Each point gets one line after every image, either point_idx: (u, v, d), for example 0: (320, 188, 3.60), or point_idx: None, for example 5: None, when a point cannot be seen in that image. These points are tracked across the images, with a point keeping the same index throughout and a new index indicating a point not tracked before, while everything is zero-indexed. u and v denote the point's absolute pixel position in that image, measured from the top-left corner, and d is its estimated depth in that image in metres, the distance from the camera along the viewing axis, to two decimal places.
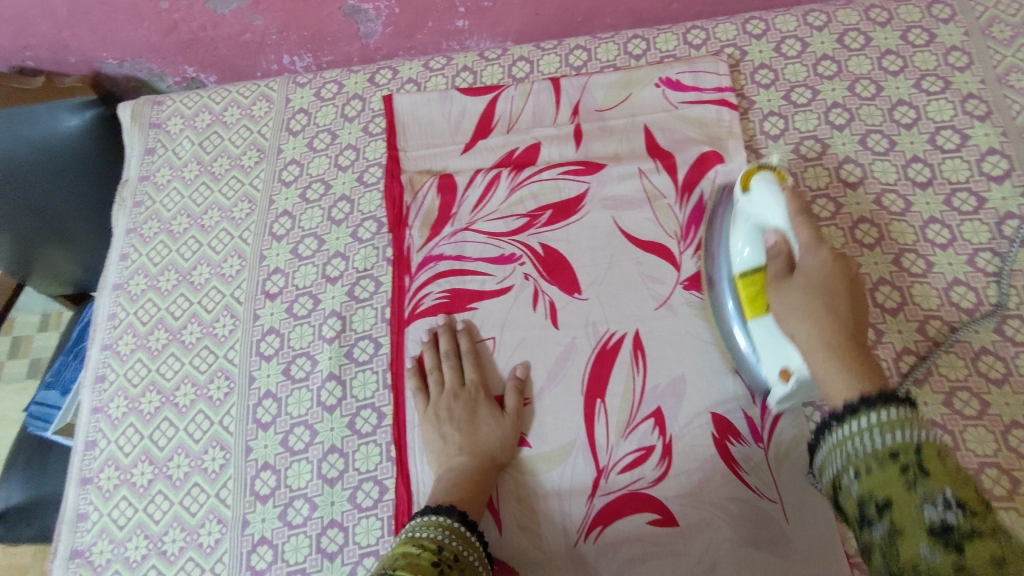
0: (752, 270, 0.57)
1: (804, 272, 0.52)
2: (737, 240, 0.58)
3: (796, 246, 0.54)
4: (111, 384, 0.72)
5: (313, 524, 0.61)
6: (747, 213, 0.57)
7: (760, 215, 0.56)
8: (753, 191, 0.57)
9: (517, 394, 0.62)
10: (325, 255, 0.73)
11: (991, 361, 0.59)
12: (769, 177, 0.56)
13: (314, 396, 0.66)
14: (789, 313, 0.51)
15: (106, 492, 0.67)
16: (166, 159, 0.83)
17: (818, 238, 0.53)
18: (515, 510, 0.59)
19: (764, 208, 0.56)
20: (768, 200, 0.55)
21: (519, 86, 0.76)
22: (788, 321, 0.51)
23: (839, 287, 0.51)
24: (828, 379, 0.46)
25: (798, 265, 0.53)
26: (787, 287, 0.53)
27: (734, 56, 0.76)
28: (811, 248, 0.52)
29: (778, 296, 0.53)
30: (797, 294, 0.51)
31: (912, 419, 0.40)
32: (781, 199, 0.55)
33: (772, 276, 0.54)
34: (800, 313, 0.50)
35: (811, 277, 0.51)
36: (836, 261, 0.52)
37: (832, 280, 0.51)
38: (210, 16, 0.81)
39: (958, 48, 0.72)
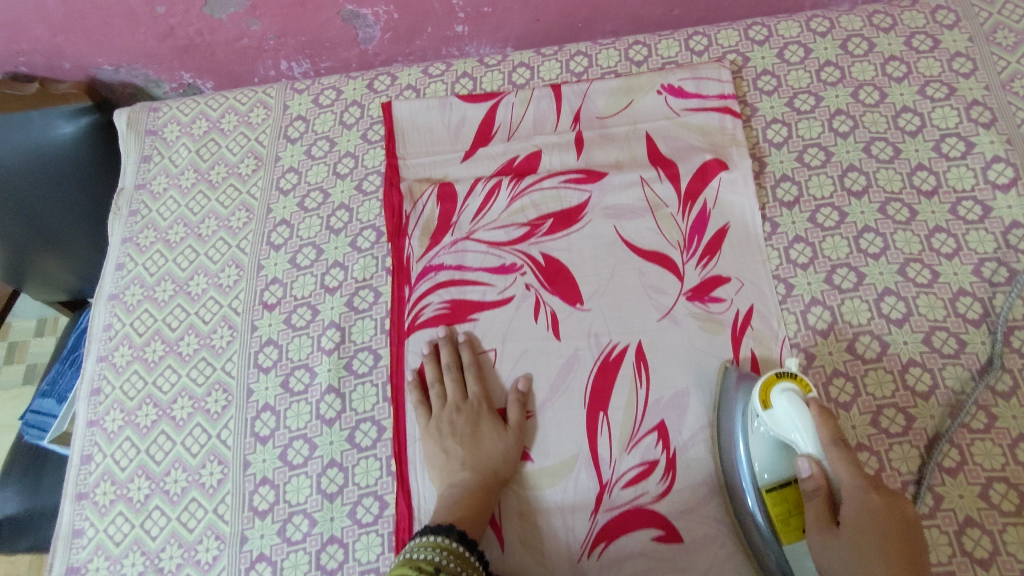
0: (778, 485, 0.52)
1: (851, 523, 0.45)
2: (757, 457, 0.53)
3: (834, 481, 0.48)
4: (107, 396, 0.71)
5: (312, 541, 0.60)
6: (768, 429, 0.51)
7: (783, 434, 0.50)
8: (775, 406, 0.51)
9: (519, 408, 0.61)
10: (324, 265, 0.72)
11: (998, 372, 0.58)
12: (789, 391, 0.50)
13: (313, 409, 0.65)
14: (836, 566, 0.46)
15: (102, 507, 0.66)
16: (162, 167, 0.82)
17: (861, 477, 0.46)
18: (517, 525, 0.58)
19: (789, 429, 0.50)
20: (792, 423, 0.50)
21: (519, 93, 0.75)
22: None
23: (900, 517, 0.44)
24: None
25: (840, 512, 0.46)
26: (833, 541, 0.46)
27: (736, 62, 0.75)
28: (857, 497, 0.46)
29: (817, 555, 0.47)
30: (838, 552, 0.45)
31: None
32: (809, 423, 0.49)
33: (811, 519, 0.48)
34: None
35: (861, 534, 0.44)
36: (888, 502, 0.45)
37: (886, 530, 0.44)
38: (207, 21, 0.80)
39: (963, 54, 0.71)
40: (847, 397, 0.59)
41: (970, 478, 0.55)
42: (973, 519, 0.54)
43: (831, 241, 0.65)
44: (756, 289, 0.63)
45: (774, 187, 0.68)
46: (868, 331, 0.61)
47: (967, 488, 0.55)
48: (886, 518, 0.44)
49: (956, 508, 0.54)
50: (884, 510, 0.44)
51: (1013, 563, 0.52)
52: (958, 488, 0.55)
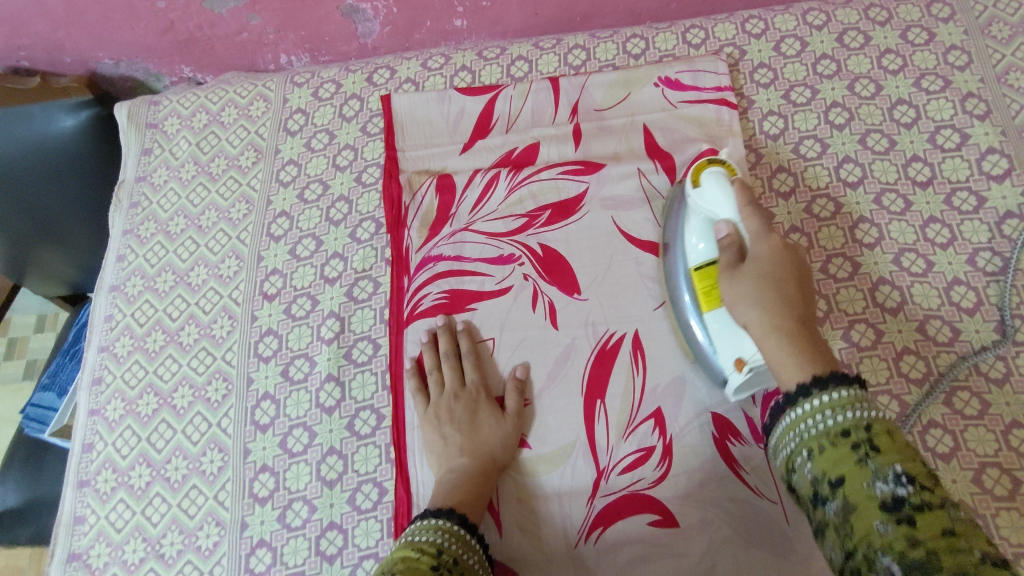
0: (705, 264, 0.57)
1: (755, 257, 0.54)
2: (691, 236, 0.59)
3: (747, 238, 0.55)
4: (109, 385, 0.71)
5: (312, 527, 0.61)
6: (699, 208, 0.59)
7: (711, 210, 0.58)
8: (703, 185, 0.58)
9: (517, 394, 0.62)
10: (323, 255, 0.72)
11: (992, 360, 0.59)
12: (718, 172, 0.58)
13: (313, 398, 0.66)
14: (747, 300, 0.52)
15: (103, 495, 0.66)
16: (163, 159, 0.82)
17: (768, 227, 0.55)
18: (515, 511, 0.59)
19: (714, 202, 0.57)
20: (718, 194, 0.57)
21: (518, 86, 0.76)
22: (741, 308, 0.53)
23: (792, 271, 0.53)
24: (783, 368, 0.49)
25: (749, 254, 0.55)
26: (739, 276, 0.54)
27: (733, 55, 0.76)
28: (763, 238, 0.55)
29: (732, 285, 0.54)
30: (748, 282, 0.53)
31: (859, 399, 0.44)
32: (730, 193, 0.57)
33: (725, 265, 0.55)
34: (751, 300, 0.52)
35: (763, 264, 0.53)
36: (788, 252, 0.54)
37: (780, 263, 0.53)
38: (207, 15, 0.80)
39: (958, 47, 0.72)
40: None
41: (964, 464, 0.56)
42: (966, 503, 0.54)
43: (826, 231, 0.66)
44: None
45: (770, 179, 0.69)
46: (862, 319, 0.62)
47: (961, 473, 0.55)
48: (783, 260, 0.54)
49: (950, 493, 0.55)
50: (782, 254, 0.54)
51: (1006, 547, 0.53)
52: (952, 474, 0.56)
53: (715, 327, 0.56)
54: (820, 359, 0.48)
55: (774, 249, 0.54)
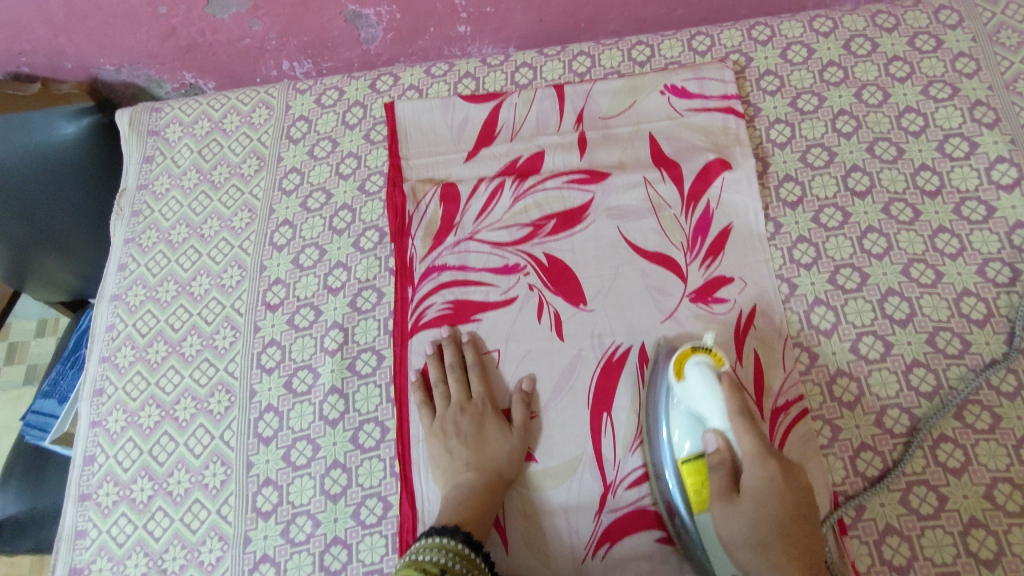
0: (694, 458, 0.53)
1: (750, 490, 0.49)
2: (675, 430, 0.55)
3: (738, 452, 0.51)
4: (110, 397, 0.71)
5: (316, 541, 0.60)
6: (684, 403, 0.54)
7: (699, 408, 0.53)
8: (688, 379, 0.54)
9: (523, 407, 0.61)
10: (326, 265, 0.72)
11: (1003, 373, 0.58)
12: (704, 362, 0.54)
13: (316, 410, 0.65)
14: (745, 542, 0.49)
15: (105, 508, 0.66)
16: (164, 167, 0.82)
17: (763, 447, 0.50)
18: (521, 526, 0.58)
19: (702, 400, 0.53)
20: (706, 391, 0.52)
21: (522, 93, 0.75)
22: (751, 556, 0.48)
23: (790, 495, 0.49)
24: None
25: (743, 480, 0.50)
26: (736, 510, 0.50)
27: (740, 62, 0.75)
28: (757, 458, 0.49)
29: (730, 521, 0.50)
30: (744, 523, 0.49)
31: None
32: (720, 395, 0.52)
33: (716, 491, 0.51)
34: (756, 550, 0.48)
35: (759, 496, 0.49)
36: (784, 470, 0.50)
37: (779, 499, 0.49)
38: (209, 21, 0.80)
39: (966, 54, 0.71)
40: (851, 396, 0.59)
41: (975, 479, 0.55)
42: (978, 519, 0.54)
43: (834, 241, 0.65)
44: (759, 289, 0.63)
45: (777, 187, 0.68)
46: (871, 331, 0.61)
47: (972, 488, 0.55)
48: (778, 485, 0.49)
49: (961, 509, 0.54)
50: (779, 482, 0.49)
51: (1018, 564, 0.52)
52: (963, 489, 0.55)
53: (705, 534, 0.52)
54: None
55: (771, 480, 0.49)
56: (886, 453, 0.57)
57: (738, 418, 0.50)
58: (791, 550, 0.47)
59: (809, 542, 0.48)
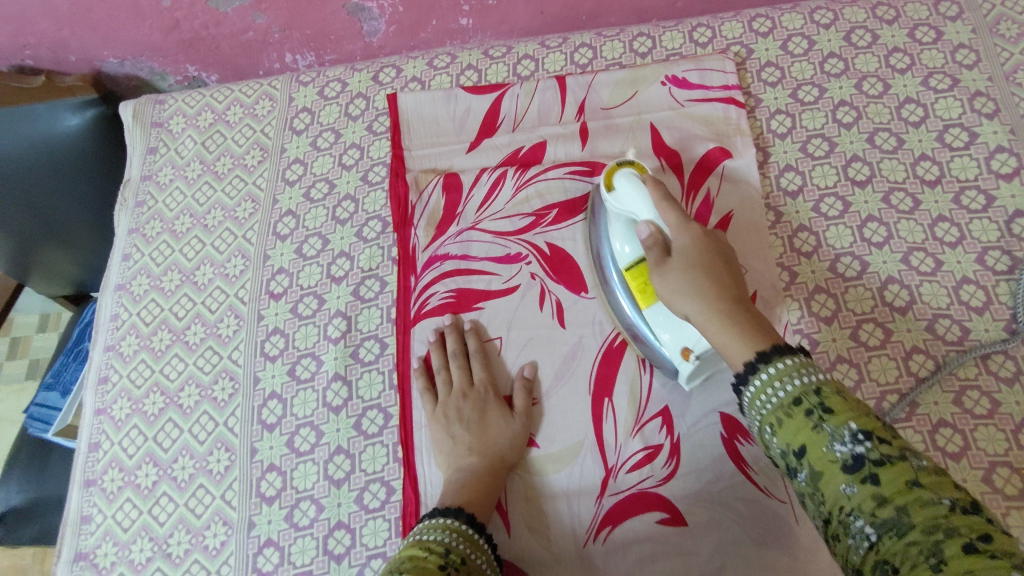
0: (635, 262, 0.58)
1: (679, 249, 0.52)
2: (616, 239, 0.59)
3: (666, 230, 0.54)
4: (115, 385, 0.71)
5: (319, 526, 0.61)
6: (617, 210, 0.58)
7: (629, 208, 0.57)
8: (618, 187, 0.57)
9: (525, 394, 0.62)
10: (330, 255, 0.72)
11: (1001, 359, 0.59)
12: (629, 171, 0.57)
13: (319, 397, 0.66)
14: (676, 307, 0.51)
15: (109, 494, 0.66)
16: (168, 158, 0.82)
17: (685, 216, 0.53)
18: (523, 510, 0.59)
19: (630, 200, 0.56)
20: (631, 191, 0.56)
21: (524, 84, 0.76)
22: (679, 301, 0.50)
23: (713, 253, 0.52)
24: (728, 346, 0.48)
25: (672, 243, 0.53)
26: (668, 268, 0.52)
27: (740, 54, 0.75)
28: (683, 228, 0.53)
29: (663, 280, 0.52)
30: (676, 275, 0.51)
31: (803, 364, 0.44)
32: (641, 190, 0.55)
33: (651, 264, 0.53)
34: (686, 293, 0.50)
35: (688, 253, 0.52)
36: (709, 238, 0.53)
37: (704, 249, 0.52)
38: (213, 14, 0.80)
39: (966, 46, 0.71)
40: (851, 382, 0.60)
41: (974, 463, 0.56)
42: (976, 503, 0.54)
43: (834, 230, 0.66)
44: (759, 276, 0.64)
45: (778, 177, 0.69)
46: (871, 319, 0.62)
47: (971, 472, 0.55)
48: (703, 244, 0.52)
49: None
50: (700, 244, 0.52)
51: None
52: (962, 473, 0.55)
53: (653, 321, 0.57)
54: (761, 334, 0.46)
55: (691, 240, 0.52)
56: None
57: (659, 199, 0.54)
58: (716, 284, 0.50)
59: (733, 284, 0.50)
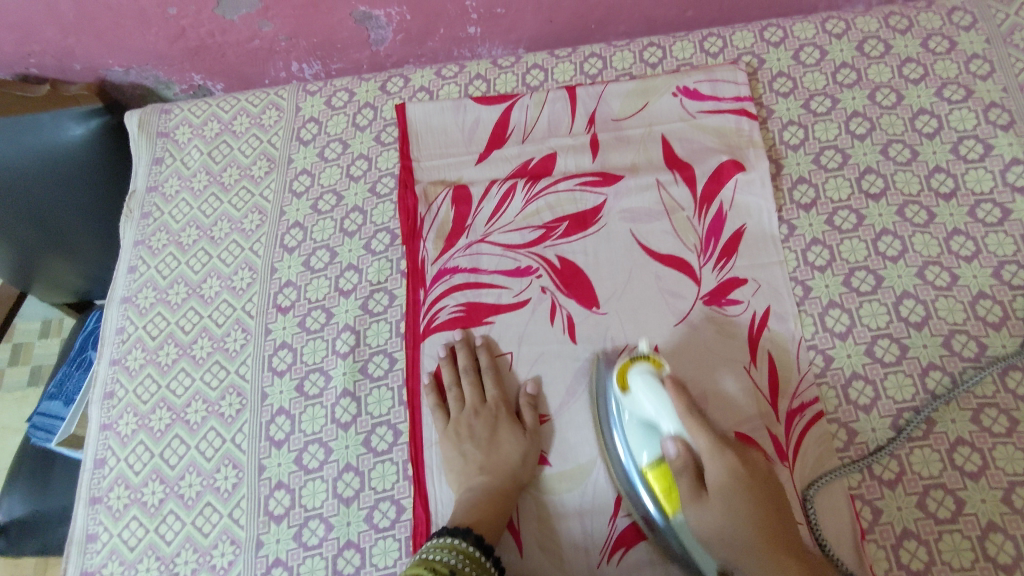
0: (657, 462, 0.55)
1: (717, 489, 0.51)
2: (631, 439, 0.56)
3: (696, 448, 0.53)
4: (121, 400, 0.70)
5: (329, 546, 0.60)
6: (634, 413, 0.56)
7: (651, 416, 0.55)
8: (631, 386, 0.56)
9: (532, 409, 0.61)
10: (338, 268, 0.71)
11: (1019, 376, 0.58)
12: (645, 368, 0.56)
13: (328, 413, 0.65)
14: (728, 548, 0.50)
15: (116, 512, 0.65)
16: (173, 169, 0.81)
17: (715, 436, 0.52)
18: (535, 530, 0.58)
19: (649, 402, 0.55)
20: (654, 402, 0.54)
21: (534, 95, 0.75)
22: (732, 550, 0.50)
23: (750, 477, 0.51)
24: None
25: (707, 480, 0.52)
26: (708, 509, 0.51)
27: (752, 64, 0.75)
28: (714, 453, 0.51)
29: (708, 528, 0.51)
30: (717, 518, 0.50)
31: None
32: (664, 400, 0.54)
33: (686, 499, 0.52)
34: (737, 549, 0.49)
35: (726, 495, 0.50)
36: (738, 452, 0.52)
37: (743, 485, 0.50)
38: (219, 22, 0.79)
39: (980, 56, 0.71)
40: (867, 400, 0.59)
41: (992, 483, 0.55)
42: (996, 523, 0.54)
43: (848, 244, 0.65)
44: (773, 290, 0.63)
45: (791, 190, 0.68)
46: (887, 335, 0.61)
47: (990, 493, 0.55)
48: (740, 474, 0.51)
49: (979, 513, 0.54)
50: (734, 465, 0.51)
51: None
52: (981, 493, 0.55)
53: (681, 530, 0.53)
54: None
55: (726, 465, 0.51)
56: (902, 456, 0.57)
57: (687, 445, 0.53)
58: (758, 522, 0.50)
59: (783, 530, 0.49)
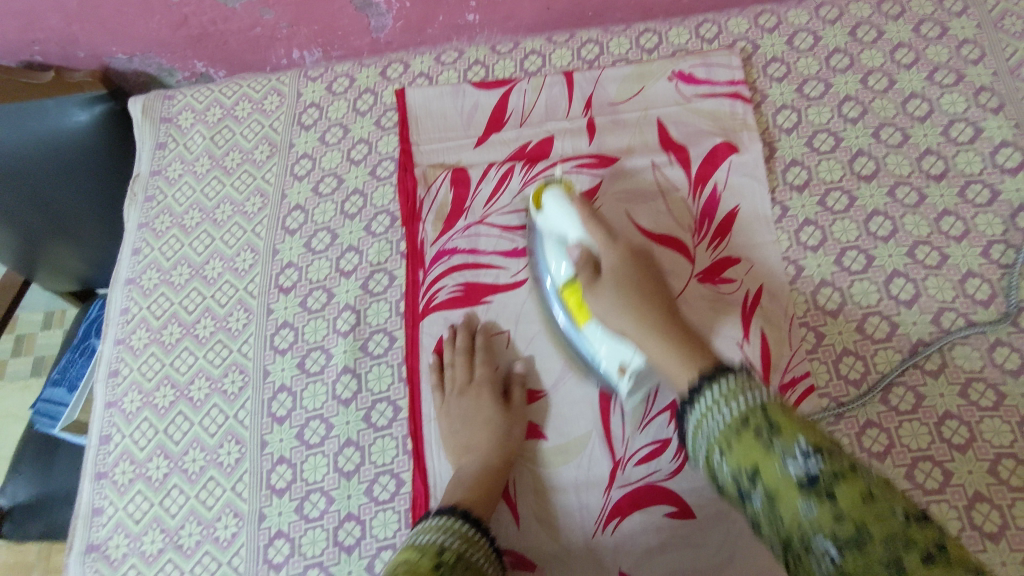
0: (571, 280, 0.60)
1: (609, 271, 0.56)
2: (550, 258, 0.62)
3: (599, 257, 0.58)
4: (126, 378, 0.72)
5: (330, 518, 0.61)
6: (550, 231, 0.62)
7: (561, 230, 0.60)
8: (547, 207, 0.61)
9: (520, 388, 0.63)
10: (338, 249, 0.73)
11: (1007, 352, 0.59)
12: (557, 193, 0.61)
13: (329, 390, 0.66)
14: (614, 320, 0.55)
15: (121, 486, 0.67)
16: (176, 154, 0.82)
17: (613, 238, 0.58)
18: (532, 503, 0.59)
19: (560, 220, 0.60)
20: (562, 212, 0.60)
21: (532, 80, 0.76)
22: (616, 320, 0.55)
23: (640, 271, 0.57)
24: (670, 366, 0.51)
25: (602, 265, 0.57)
26: (601, 287, 0.56)
27: (747, 49, 0.76)
28: (610, 246, 0.58)
29: (599, 301, 0.56)
30: (610, 293, 0.55)
31: (746, 386, 0.44)
32: (573, 213, 0.60)
33: (584, 283, 0.57)
34: (620, 310, 0.55)
35: (617, 272, 0.56)
36: (632, 254, 0.58)
37: (632, 268, 0.57)
38: (221, 10, 0.81)
39: (971, 41, 0.72)
40: (857, 375, 0.60)
41: (979, 455, 0.56)
42: (982, 494, 0.55)
43: (840, 224, 0.66)
44: (765, 269, 0.65)
45: (784, 172, 0.69)
46: (877, 312, 0.62)
47: (976, 464, 0.56)
48: (630, 263, 0.57)
49: (965, 484, 0.55)
50: (627, 257, 0.57)
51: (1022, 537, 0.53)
52: (967, 464, 0.56)
53: (591, 337, 0.59)
54: (701, 354, 0.49)
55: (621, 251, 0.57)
56: (891, 429, 0.58)
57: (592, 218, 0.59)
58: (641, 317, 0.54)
59: (666, 306, 0.55)
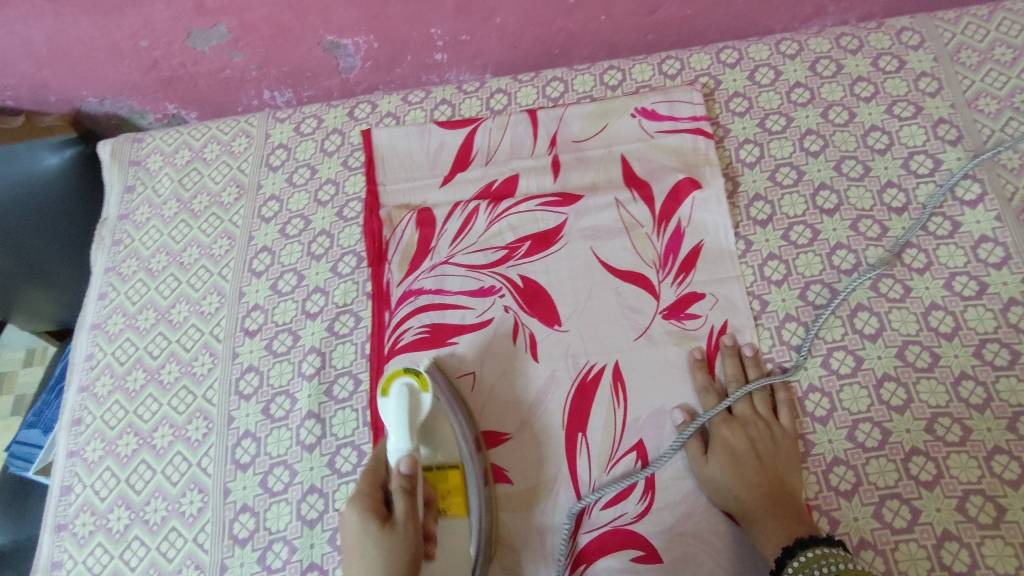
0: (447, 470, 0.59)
1: (716, 448, 0.59)
2: (388, 424, 0.57)
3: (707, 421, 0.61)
4: (89, 426, 0.71)
5: (291, 568, 0.60)
6: (385, 414, 0.58)
7: (392, 419, 0.57)
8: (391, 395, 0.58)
9: (409, 497, 0.52)
10: (304, 291, 0.72)
11: (972, 386, 0.58)
12: (408, 384, 0.58)
13: (293, 435, 0.65)
14: (719, 480, 0.57)
15: (81, 538, 0.65)
16: (145, 197, 0.83)
17: (723, 419, 0.61)
18: (495, 550, 0.59)
19: (394, 417, 0.57)
20: (397, 418, 0.57)
21: (496, 119, 0.76)
22: (714, 476, 0.58)
23: (764, 440, 0.59)
24: (768, 541, 0.54)
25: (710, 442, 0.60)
26: (705, 464, 0.58)
27: (709, 85, 0.77)
28: (719, 427, 0.60)
29: (696, 468, 0.58)
30: (721, 468, 0.58)
31: (828, 553, 0.50)
32: (404, 418, 0.57)
33: (689, 455, 0.59)
34: (721, 477, 0.57)
35: (724, 451, 0.59)
36: (742, 432, 0.60)
37: (739, 448, 0.59)
38: (190, 54, 0.81)
39: (928, 73, 0.72)
40: (823, 412, 0.60)
41: (947, 492, 0.55)
42: (950, 532, 0.54)
43: (804, 258, 0.66)
44: (730, 303, 0.64)
45: (747, 207, 0.69)
46: (842, 347, 0.62)
47: (944, 501, 0.55)
48: (740, 447, 0.59)
49: (934, 522, 0.54)
50: (739, 436, 0.60)
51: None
52: (935, 502, 0.55)
53: (460, 535, 0.57)
54: (784, 521, 0.54)
55: (719, 472, 0.58)
56: (858, 467, 0.57)
57: (439, 415, 0.60)
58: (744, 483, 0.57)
59: (763, 482, 0.57)
